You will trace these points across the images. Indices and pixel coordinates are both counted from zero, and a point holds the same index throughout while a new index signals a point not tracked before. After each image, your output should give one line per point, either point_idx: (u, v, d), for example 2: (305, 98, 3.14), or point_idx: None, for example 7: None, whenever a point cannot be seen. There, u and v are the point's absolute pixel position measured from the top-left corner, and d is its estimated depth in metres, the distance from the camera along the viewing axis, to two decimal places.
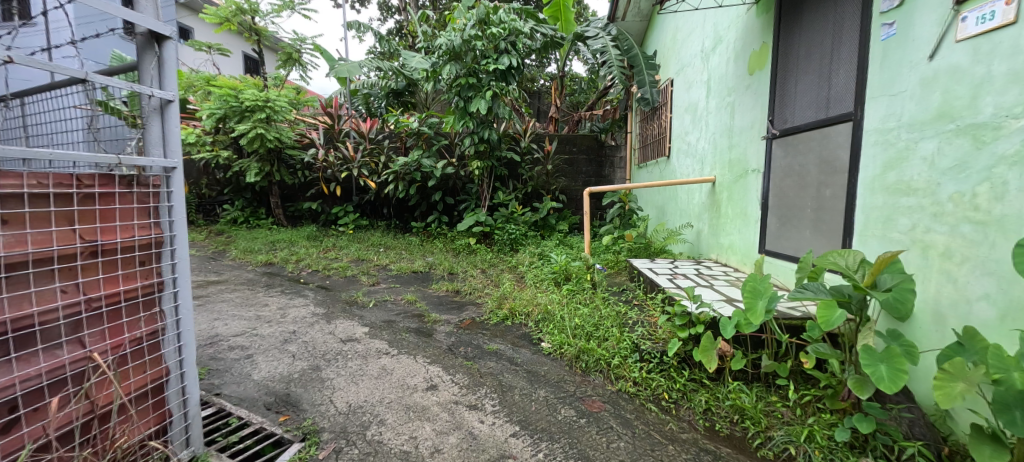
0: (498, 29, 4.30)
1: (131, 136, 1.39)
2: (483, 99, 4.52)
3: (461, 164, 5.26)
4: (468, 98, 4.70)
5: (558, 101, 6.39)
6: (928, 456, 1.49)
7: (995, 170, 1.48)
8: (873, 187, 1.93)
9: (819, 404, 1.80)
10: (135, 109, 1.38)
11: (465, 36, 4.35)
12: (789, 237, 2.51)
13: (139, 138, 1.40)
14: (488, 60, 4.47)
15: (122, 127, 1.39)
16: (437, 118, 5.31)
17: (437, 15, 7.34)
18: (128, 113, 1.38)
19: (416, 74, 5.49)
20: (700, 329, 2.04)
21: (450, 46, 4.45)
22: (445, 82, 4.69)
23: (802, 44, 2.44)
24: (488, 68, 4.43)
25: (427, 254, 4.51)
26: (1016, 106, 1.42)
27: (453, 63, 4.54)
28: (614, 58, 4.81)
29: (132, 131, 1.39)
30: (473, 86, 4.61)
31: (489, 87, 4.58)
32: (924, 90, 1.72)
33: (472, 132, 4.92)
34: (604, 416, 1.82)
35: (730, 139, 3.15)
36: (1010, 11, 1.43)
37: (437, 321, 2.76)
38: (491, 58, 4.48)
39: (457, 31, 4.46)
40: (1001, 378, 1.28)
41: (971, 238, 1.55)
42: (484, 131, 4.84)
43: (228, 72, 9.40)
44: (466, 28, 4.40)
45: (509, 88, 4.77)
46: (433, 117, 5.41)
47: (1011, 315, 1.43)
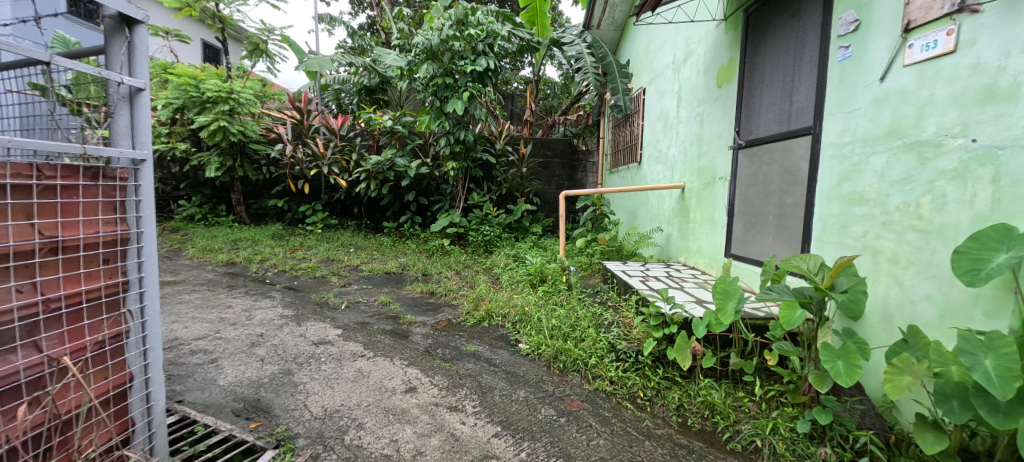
0: (475, 31, 4.33)
1: (76, 125, 1.29)
2: (460, 100, 4.51)
3: (435, 164, 5.24)
4: (444, 98, 4.70)
5: (533, 105, 6.47)
6: (879, 445, 1.62)
7: (936, 184, 1.64)
8: (830, 197, 2.10)
9: (782, 398, 1.92)
10: (80, 95, 1.28)
11: (442, 36, 4.34)
12: (753, 241, 2.66)
13: (85, 126, 1.30)
14: (465, 61, 4.48)
15: (68, 117, 1.28)
16: (411, 117, 5.27)
17: (412, 14, 7.27)
18: (71, 99, 1.28)
19: (390, 71, 5.43)
20: (674, 329, 2.13)
21: (427, 45, 4.41)
22: (422, 80, 4.67)
23: (765, 61, 2.61)
24: (465, 69, 4.44)
25: (399, 255, 4.44)
26: (955, 126, 1.58)
27: (430, 62, 4.52)
28: (589, 64, 4.92)
29: (76, 119, 1.29)
30: (450, 86, 4.60)
31: (465, 88, 4.58)
32: (876, 108, 1.88)
33: (448, 133, 4.89)
34: (583, 415, 1.85)
35: (700, 148, 3.31)
36: (951, 41, 1.59)
37: (414, 322, 2.72)
38: (468, 59, 4.48)
39: (434, 31, 4.44)
40: (941, 371, 1.40)
41: (916, 244, 1.71)
42: (460, 131, 4.82)
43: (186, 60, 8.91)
44: (443, 28, 4.39)
45: (485, 90, 4.78)
46: (407, 116, 5.35)
47: (950, 315, 1.58)
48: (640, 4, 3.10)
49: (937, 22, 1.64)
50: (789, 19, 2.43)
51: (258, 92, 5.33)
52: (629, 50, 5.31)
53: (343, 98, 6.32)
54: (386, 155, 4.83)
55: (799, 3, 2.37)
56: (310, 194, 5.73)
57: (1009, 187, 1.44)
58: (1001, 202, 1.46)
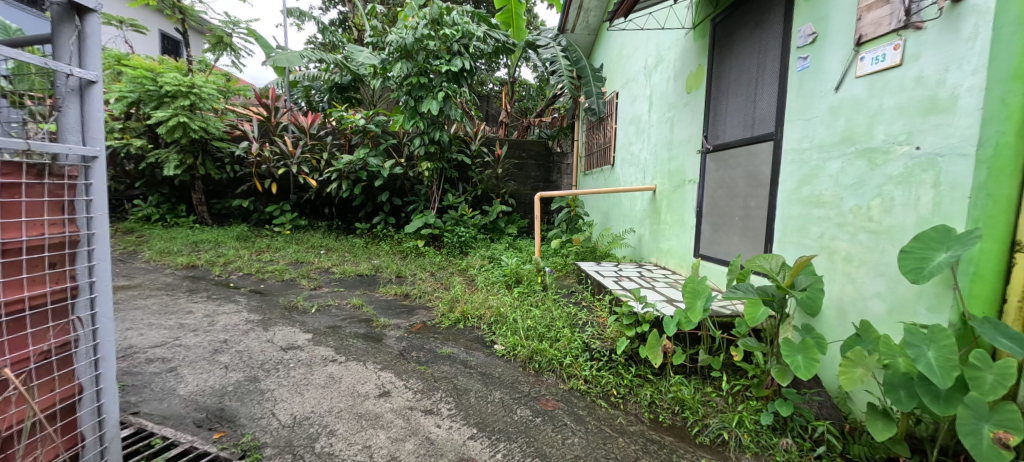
0: (450, 31, 4.31)
1: (17, 118, 1.21)
2: (435, 100, 4.48)
3: (409, 165, 5.19)
4: (418, 98, 4.66)
5: (508, 106, 6.49)
6: (835, 434, 1.71)
7: (885, 188, 1.76)
8: (790, 200, 2.21)
9: (747, 392, 2.01)
10: (21, 86, 1.21)
11: (417, 35, 4.30)
12: (720, 242, 2.77)
13: (26, 118, 1.23)
14: (440, 61, 4.46)
15: (7, 109, 1.20)
16: (385, 117, 5.19)
17: (386, 11, 7.16)
18: (11, 90, 1.21)
19: (363, 69, 5.33)
20: (645, 328, 2.19)
21: (402, 44, 4.35)
22: (396, 79, 4.61)
23: (730, 69, 2.72)
24: (441, 69, 4.42)
25: (372, 257, 4.36)
26: (901, 135, 1.70)
27: (405, 61, 4.46)
28: (564, 68, 4.96)
29: (18, 112, 1.22)
30: (425, 85, 4.57)
31: (441, 88, 4.56)
32: (831, 116, 1.99)
33: (422, 133, 4.85)
34: (558, 415, 1.88)
35: (670, 151, 3.41)
36: (897, 55, 1.71)
37: (387, 325, 2.68)
38: (444, 59, 4.47)
39: (409, 29, 4.39)
40: (889, 363, 1.50)
41: (867, 245, 1.82)
42: (435, 131, 4.78)
43: (141, 52, 8.43)
44: (418, 26, 4.35)
45: (461, 91, 4.77)
46: (381, 115, 5.27)
47: (897, 310, 1.70)
48: (613, 10, 3.18)
49: (886, 38, 1.76)
50: (753, 30, 2.54)
51: (222, 88, 5.11)
52: (602, 55, 5.42)
53: (314, 95, 6.20)
54: (359, 154, 4.75)
55: (762, 15, 2.49)
56: (277, 194, 5.56)
57: (947, 192, 1.55)
58: (941, 205, 1.57)
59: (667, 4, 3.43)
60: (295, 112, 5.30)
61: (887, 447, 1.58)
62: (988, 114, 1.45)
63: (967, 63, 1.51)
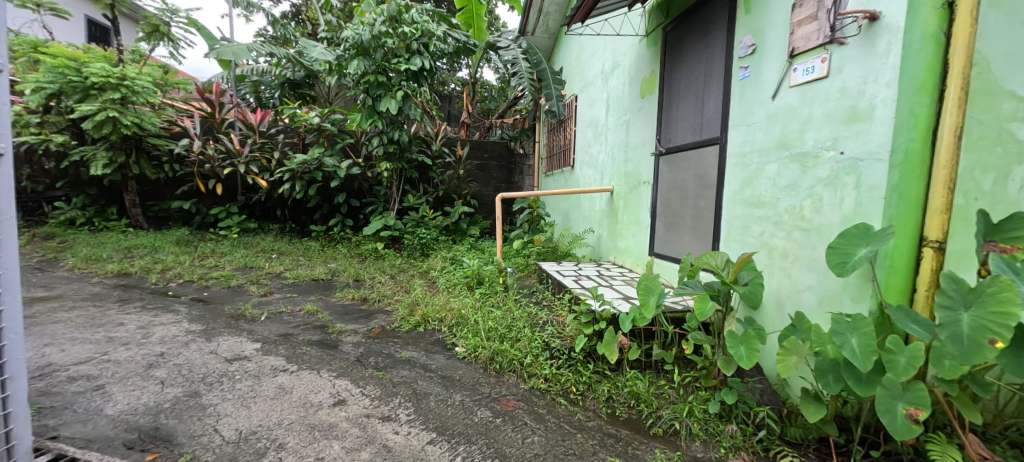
0: (409, 29, 4.26)
1: None
2: (394, 99, 4.41)
3: (367, 165, 5.07)
4: (377, 97, 4.56)
5: (469, 106, 6.49)
6: (774, 419, 1.83)
7: (815, 190, 1.91)
8: (734, 201, 2.35)
9: (697, 383, 2.11)
10: None
11: (375, 32, 4.21)
12: (672, 241, 2.91)
13: None
14: (399, 59, 4.40)
15: None
16: (341, 115, 5.05)
17: (342, 6, 6.96)
18: None
19: (317, 65, 5.15)
20: (603, 325, 2.26)
21: (358, 40, 4.24)
22: (352, 77, 4.49)
23: (680, 76, 2.86)
24: (400, 67, 4.36)
25: (328, 260, 4.23)
26: (828, 141, 1.86)
27: (361, 58, 4.35)
28: (524, 70, 5.03)
29: None
30: (383, 84, 4.48)
31: (400, 87, 4.49)
32: (769, 123, 2.14)
33: (381, 132, 4.76)
34: (519, 414, 1.91)
35: (627, 154, 3.54)
36: (825, 68, 1.87)
37: (344, 331, 2.61)
38: (403, 58, 4.40)
39: (366, 25, 4.29)
40: (819, 350, 1.62)
41: (801, 242, 1.97)
42: (394, 131, 4.70)
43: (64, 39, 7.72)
44: (375, 23, 4.26)
45: (421, 90, 4.72)
46: (337, 113, 5.11)
47: (827, 302, 1.85)
48: (570, 16, 3.26)
49: (814, 51, 1.92)
50: (700, 39, 2.68)
51: (158, 80, 4.73)
52: (563, 59, 5.55)
53: (263, 90, 6.04)
54: (313, 154, 4.61)
55: (708, 25, 2.62)
56: (223, 195, 5.29)
57: (867, 193, 1.71)
58: (862, 205, 1.73)
59: (622, 11, 3.55)
60: (242, 108, 5.05)
61: (819, 427, 1.71)
62: (900, 123, 1.61)
63: (883, 76, 1.67)
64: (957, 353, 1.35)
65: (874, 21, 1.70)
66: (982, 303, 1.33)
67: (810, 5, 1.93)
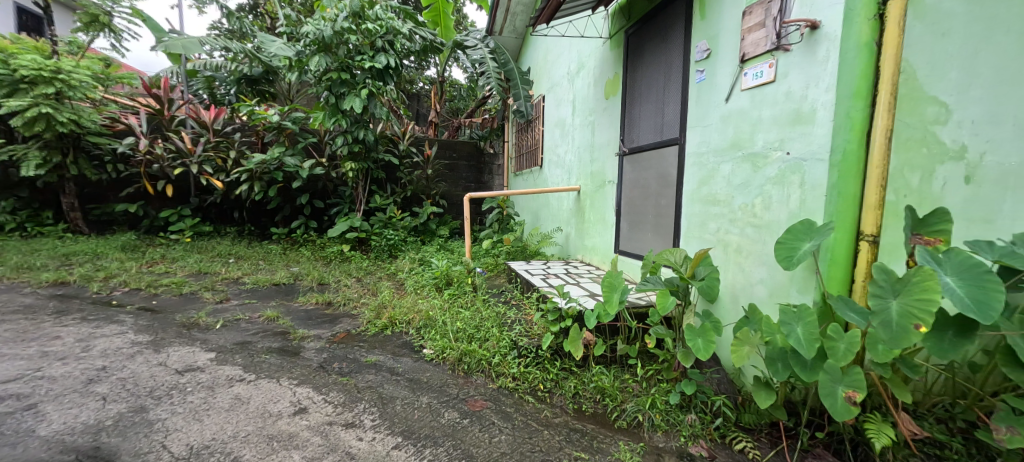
0: (374, 26, 4.18)
1: None
2: (358, 98, 4.33)
3: (331, 165, 4.94)
4: (340, 95, 4.45)
5: (437, 106, 6.43)
6: (730, 406, 1.92)
7: (765, 188, 2.02)
8: (693, 199, 2.45)
9: (659, 376, 2.18)
10: None
11: (337, 28, 4.12)
12: (636, 239, 2.99)
13: None
14: (363, 57, 4.32)
15: None
16: (303, 113, 4.92)
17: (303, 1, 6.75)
18: None
19: (277, 61, 4.98)
20: (569, 322, 2.30)
21: (319, 36, 4.14)
22: (313, 74, 4.37)
23: (642, 78, 2.94)
24: (364, 65, 4.28)
25: (291, 264, 4.10)
26: (775, 142, 1.96)
27: (323, 55, 4.24)
28: (491, 70, 4.85)
29: None
30: (346, 81, 4.39)
31: (364, 85, 4.41)
32: (723, 124, 2.25)
33: (345, 132, 4.64)
34: (486, 414, 1.92)
35: (592, 154, 3.61)
36: (772, 73, 1.97)
37: (306, 337, 2.54)
38: (367, 55, 4.33)
39: (328, 21, 4.20)
40: (770, 340, 1.71)
41: (753, 238, 2.08)
42: (359, 130, 4.60)
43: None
44: (338, 19, 4.17)
45: (387, 88, 4.65)
46: (298, 111, 4.97)
47: (777, 294, 1.95)
48: (535, 17, 3.30)
49: (762, 57, 2.02)
50: (660, 43, 2.77)
51: (98, 73, 4.45)
52: (531, 59, 5.62)
53: (218, 86, 5.66)
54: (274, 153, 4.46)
55: (667, 30, 2.71)
56: (174, 197, 5.02)
57: (810, 191, 1.82)
58: (806, 202, 1.84)
59: (586, 14, 3.62)
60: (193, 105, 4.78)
61: (770, 413, 1.81)
62: (838, 125, 1.72)
63: (823, 81, 1.78)
64: (888, 339, 1.46)
65: (814, 30, 1.81)
66: (908, 291, 1.45)
67: (759, 13, 2.04)
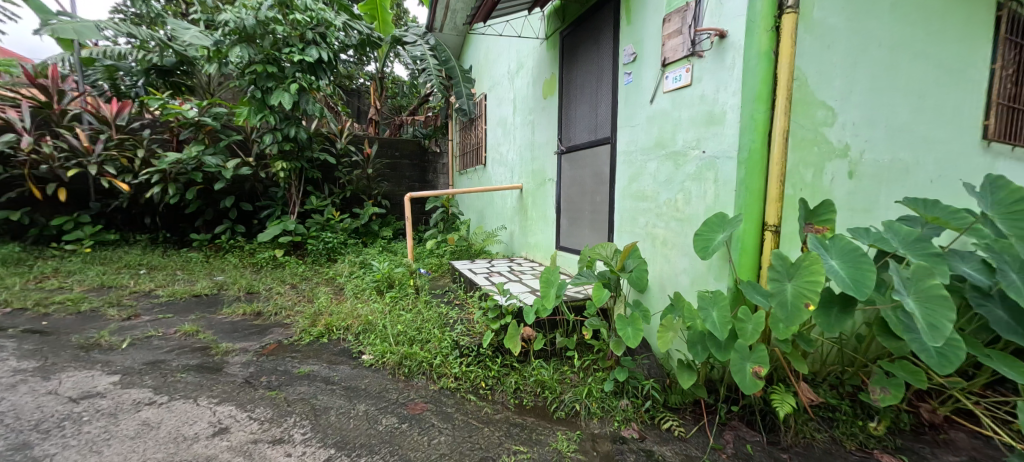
0: (301, 16, 3.97)
1: None
2: (287, 93, 4.08)
3: (259, 165, 4.63)
4: (266, 89, 4.18)
5: (378, 103, 6.16)
6: (659, 389, 2.05)
7: (685, 184, 2.16)
8: (624, 195, 2.57)
9: (595, 365, 2.28)
10: None
11: (260, 17, 3.86)
12: (575, 234, 3.09)
13: None
14: (292, 49, 4.09)
15: None
16: (225, 109, 4.60)
17: None
18: None
19: (194, 52, 4.58)
20: (508, 319, 2.33)
21: (239, 25, 3.84)
22: (235, 66, 4.07)
23: (576, 79, 3.04)
24: (293, 58, 4.05)
25: (214, 273, 3.79)
26: (693, 141, 2.11)
27: (244, 45, 3.96)
28: (433, 67, 4.79)
29: None
30: (273, 75, 4.13)
31: (294, 79, 4.19)
32: (648, 124, 2.38)
33: (274, 129, 4.35)
34: (426, 416, 1.90)
35: (533, 152, 3.68)
36: (689, 77, 2.12)
37: (230, 351, 2.37)
38: (296, 48, 4.10)
39: (249, 9, 3.92)
40: (690, 325, 1.84)
41: (676, 231, 2.22)
42: (289, 127, 4.34)
43: None
44: (261, 7, 3.91)
45: (320, 84, 4.42)
46: (220, 107, 4.63)
47: (698, 282, 2.10)
48: (471, 15, 3.29)
49: (680, 62, 2.16)
50: (591, 45, 2.87)
51: None
52: (472, 57, 5.61)
53: (122, 77, 4.93)
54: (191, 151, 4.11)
55: (597, 33, 2.82)
56: (69, 203, 4.45)
57: (723, 186, 1.96)
58: (719, 197, 2.00)
59: (523, 15, 3.69)
60: (90, 98, 4.30)
61: (693, 392, 1.95)
62: (744, 125, 1.88)
63: (731, 85, 1.92)
64: (785, 318, 1.63)
65: (722, 39, 1.96)
66: (800, 274, 1.62)
67: (676, 20, 2.17)
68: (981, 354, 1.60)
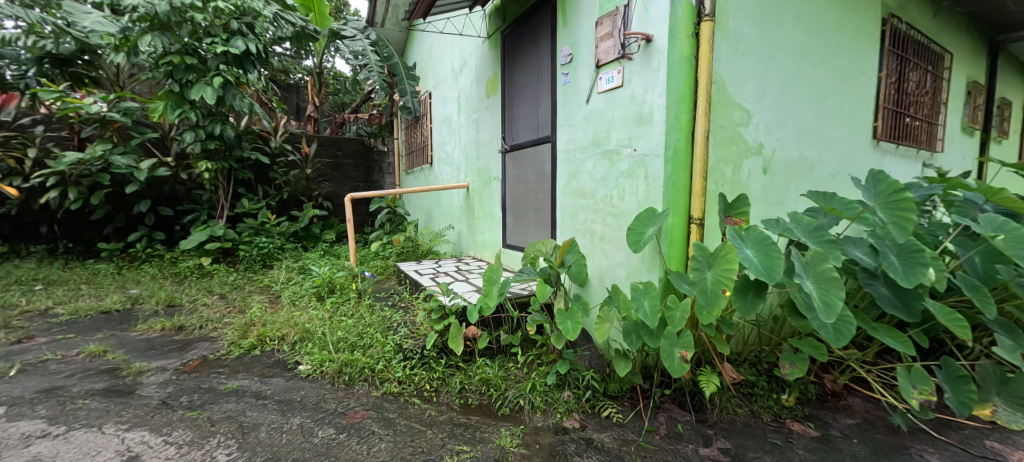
0: (224, 4, 3.69)
1: None
2: (209, 87, 3.75)
3: (180, 165, 4.25)
4: (186, 82, 3.83)
5: (316, 99, 5.85)
6: (598, 379, 2.11)
7: (620, 181, 2.25)
8: (565, 193, 2.64)
9: (539, 360, 2.31)
10: None
11: (176, 4, 3.53)
12: (520, 232, 3.13)
13: None
14: (215, 39, 3.77)
15: None
16: (138, 103, 4.16)
17: None
18: None
19: (98, 39, 4.10)
20: (451, 319, 2.31)
21: (151, 12, 3.50)
22: (148, 56, 3.71)
23: (517, 78, 3.07)
24: (215, 49, 3.73)
25: (128, 285, 3.44)
26: (626, 140, 2.20)
27: (158, 34, 3.61)
28: (374, 63, 4.65)
29: None
30: (193, 67, 3.80)
31: (218, 72, 3.85)
32: (585, 123, 2.45)
33: (195, 126, 4.00)
34: (366, 424, 1.85)
35: (478, 150, 3.67)
36: (620, 78, 2.21)
37: (144, 371, 2.16)
38: (219, 38, 3.78)
39: None
40: (626, 316, 1.93)
41: (613, 226, 2.31)
42: (214, 125, 4.01)
43: None
44: None
45: (249, 77, 4.11)
46: (133, 101, 4.20)
47: (634, 275, 2.20)
48: (409, 11, 3.22)
49: (612, 63, 2.25)
50: (531, 45, 2.91)
51: None
52: (416, 54, 5.49)
53: (7, 65, 4.23)
54: (94, 151, 3.67)
55: (536, 33, 2.86)
56: None
57: (652, 182, 2.06)
58: (649, 193, 2.10)
59: (464, 13, 3.67)
60: None
61: (630, 379, 2.04)
62: (670, 125, 1.99)
63: (657, 87, 2.02)
64: (706, 303, 1.75)
65: (648, 43, 2.05)
66: (718, 263, 1.75)
67: (608, 24, 2.25)
68: (869, 327, 1.81)
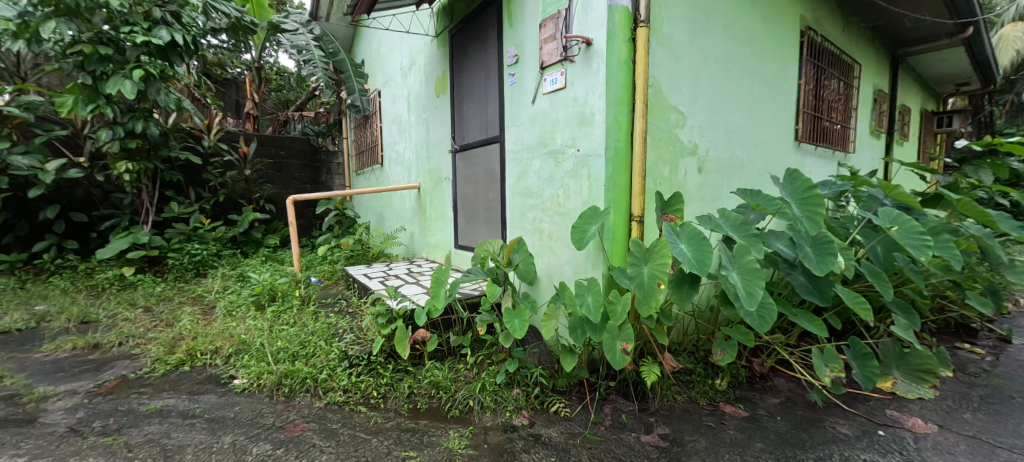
0: None
1: None
2: (128, 80, 3.41)
3: (95, 166, 3.86)
4: (100, 75, 3.47)
5: (255, 95, 5.52)
6: (546, 375, 2.14)
7: (565, 180, 2.30)
8: (514, 192, 2.66)
9: (489, 360, 2.31)
10: None
11: None
12: (471, 232, 3.12)
13: None
14: (134, 29, 3.44)
15: None
16: (44, 95, 3.71)
17: None
18: None
19: None
20: (398, 322, 2.25)
21: None
22: (53, 45, 3.33)
23: (465, 78, 3.05)
24: (134, 39, 3.40)
25: (32, 301, 3.05)
26: (569, 140, 2.25)
27: (64, 21, 3.24)
28: (318, 58, 4.42)
29: None
30: (108, 58, 3.45)
31: (138, 64, 3.51)
32: (531, 124, 2.48)
33: (112, 123, 3.64)
34: (307, 437, 1.77)
35: (428, 151, 3.62)
36: (563, 80, 2.25)
37: (50, 396, 1.94)
38: (139, 28, 3.46)
39: None
40: (572, 312, 1.97)
41: (559, 224, 2.35)
42: (135, 122, 3.67)
43: None
44: None
45: (175, 70, 3.78)
46: (36, 94, 3.75)
47: (581, 272, 2.25)
48: (352, 5, 3.10)
49: (555, 65, 2.29)
50: (478, 45, 2.91)
51: None
52: (364, 50, 5.31)
53: None
54: None
55: (483, 34, 2.86)
56: None
57: (595, 182, 2.13)
58: (592, 192, 2.16)
59: (411, 10, 3.59)
60: None
61: (577, 373, 2.09)
62: (610, 126, 2.06)
63: (597, 90, 2.09)
64: (643, 296, 1.83)
65: (589, 46, 2.11)
66: (655, 257, 1.84)
67: (551, 26, 2.29)
68: (789, 313, 1.97)
